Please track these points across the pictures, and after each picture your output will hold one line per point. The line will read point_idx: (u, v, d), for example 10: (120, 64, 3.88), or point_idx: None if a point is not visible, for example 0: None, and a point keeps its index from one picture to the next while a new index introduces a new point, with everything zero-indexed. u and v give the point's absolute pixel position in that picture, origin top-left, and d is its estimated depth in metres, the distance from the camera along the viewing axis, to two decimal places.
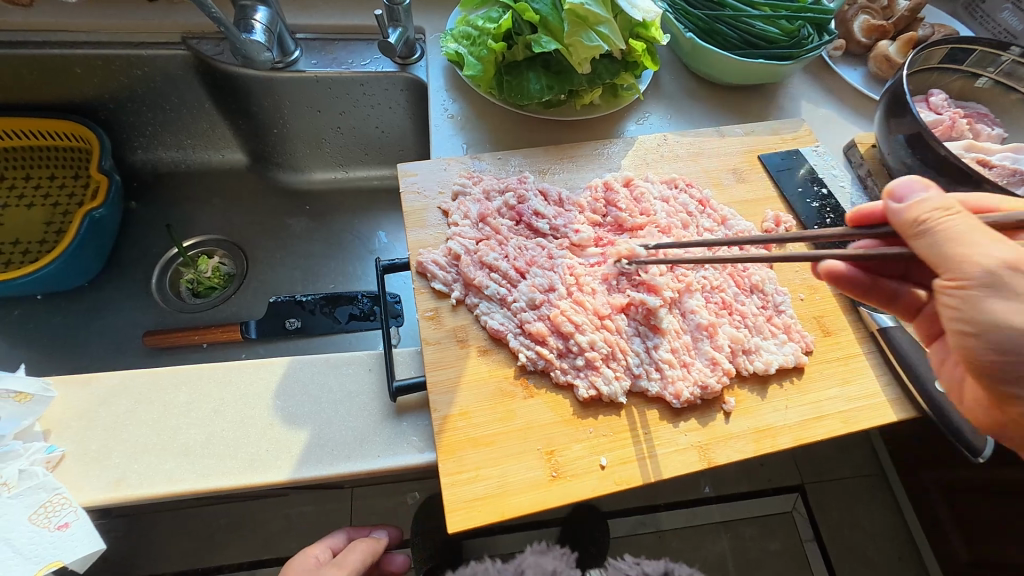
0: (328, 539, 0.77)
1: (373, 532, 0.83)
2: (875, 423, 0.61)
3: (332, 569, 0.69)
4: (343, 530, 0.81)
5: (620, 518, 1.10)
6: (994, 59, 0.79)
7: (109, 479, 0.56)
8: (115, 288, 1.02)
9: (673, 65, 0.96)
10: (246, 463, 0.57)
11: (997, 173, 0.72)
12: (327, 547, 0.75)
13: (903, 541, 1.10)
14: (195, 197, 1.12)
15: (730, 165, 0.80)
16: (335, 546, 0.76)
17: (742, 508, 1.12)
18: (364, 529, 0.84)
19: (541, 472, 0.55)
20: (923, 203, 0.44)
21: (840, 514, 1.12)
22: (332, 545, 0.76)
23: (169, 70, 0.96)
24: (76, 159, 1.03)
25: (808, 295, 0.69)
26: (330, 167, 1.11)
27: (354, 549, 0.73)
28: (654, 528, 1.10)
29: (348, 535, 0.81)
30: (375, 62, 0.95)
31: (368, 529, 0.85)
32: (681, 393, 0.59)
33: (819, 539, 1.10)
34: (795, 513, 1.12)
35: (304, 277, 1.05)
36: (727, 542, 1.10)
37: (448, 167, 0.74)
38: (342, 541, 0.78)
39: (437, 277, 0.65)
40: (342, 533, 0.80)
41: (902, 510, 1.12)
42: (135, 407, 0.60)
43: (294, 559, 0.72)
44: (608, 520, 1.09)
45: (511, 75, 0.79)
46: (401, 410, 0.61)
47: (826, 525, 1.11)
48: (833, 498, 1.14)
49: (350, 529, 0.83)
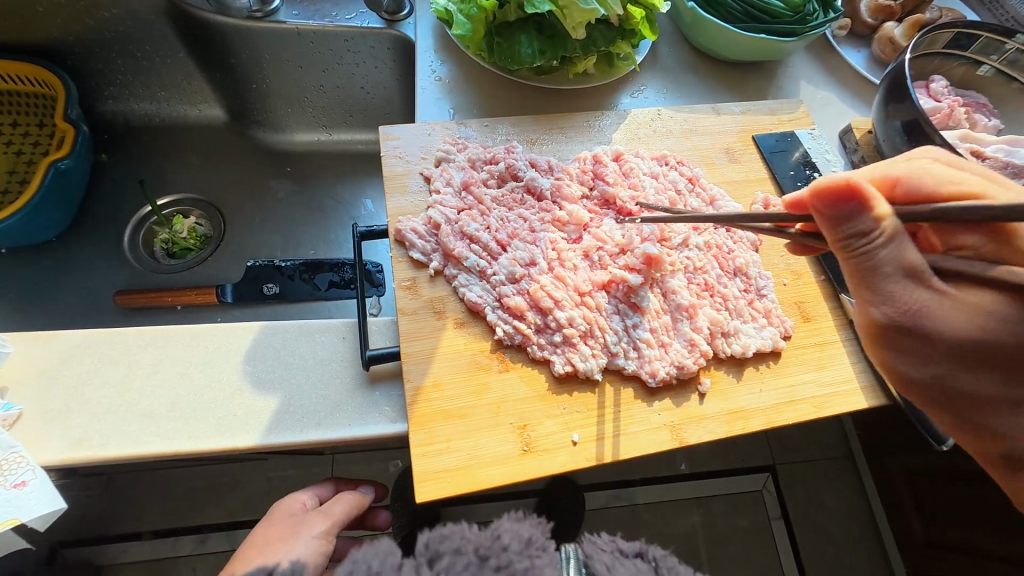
0: (316, 488, 0.77)
1: (360, 486, 0.83)
2: (847, 408, 0.62)
3: (317, 518, 0.69)
4: (330, 481, 0.82)
5: (595, 492, 1.12)
6: (999, 46, 0.77)
7: (69, 439, 0.54)
8: (85, 245, 0.98)
9: (673, 36, 0.92)
10: (214, 427, 0.56)
11: (990, 164, 0.71)
12: (315, 495, 0.75)
13: (863, 521, 1.14)
14: (170, 153, 1.07)
15: (723, 145, 0.78)
16: (321, 495, 0.77)
17: (714, 486, 1.15)
18: (350, 483, 0.83)
19: (512, 446, 0.55)
20: (848, 223, 0.43)
21: (806, 494, 1.16)
22: (318, 494, 0.76)
23: (139, 15, 0.90)
24: (40, 106, 0.97)
25: (791, 280, 0.69)
26: (312, 128, 1.07)
27: (340, 501, 0.73)
28: (628, 501, 1.12)
29: (336, 485, 0.81)
30: (360, 16, 0.89)
31: (355, 483, 0.84)
32: (657, 372, 0.59)
33: (785, 516, 1.14)
34: (763, 492, 1.16)
35: (285, 242, 1.02)
36: (695, 515, 1.13)
37: (431, 131, 0.71)
38: (330, 491, 0.79)
39: (415, 246, 0.63)
40: (330, 483, 0.80)
41: (868, 491, 1.15)
42: (97, 368, 0.58)
43: (291, 494, 0.74)
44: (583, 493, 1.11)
45: (502, 37, 0.75)
46: (374, 380, 0.60)
47: (790, 503, 1.15)
48: (802, 479, 1.17)
49: (338, 481, 0.83)
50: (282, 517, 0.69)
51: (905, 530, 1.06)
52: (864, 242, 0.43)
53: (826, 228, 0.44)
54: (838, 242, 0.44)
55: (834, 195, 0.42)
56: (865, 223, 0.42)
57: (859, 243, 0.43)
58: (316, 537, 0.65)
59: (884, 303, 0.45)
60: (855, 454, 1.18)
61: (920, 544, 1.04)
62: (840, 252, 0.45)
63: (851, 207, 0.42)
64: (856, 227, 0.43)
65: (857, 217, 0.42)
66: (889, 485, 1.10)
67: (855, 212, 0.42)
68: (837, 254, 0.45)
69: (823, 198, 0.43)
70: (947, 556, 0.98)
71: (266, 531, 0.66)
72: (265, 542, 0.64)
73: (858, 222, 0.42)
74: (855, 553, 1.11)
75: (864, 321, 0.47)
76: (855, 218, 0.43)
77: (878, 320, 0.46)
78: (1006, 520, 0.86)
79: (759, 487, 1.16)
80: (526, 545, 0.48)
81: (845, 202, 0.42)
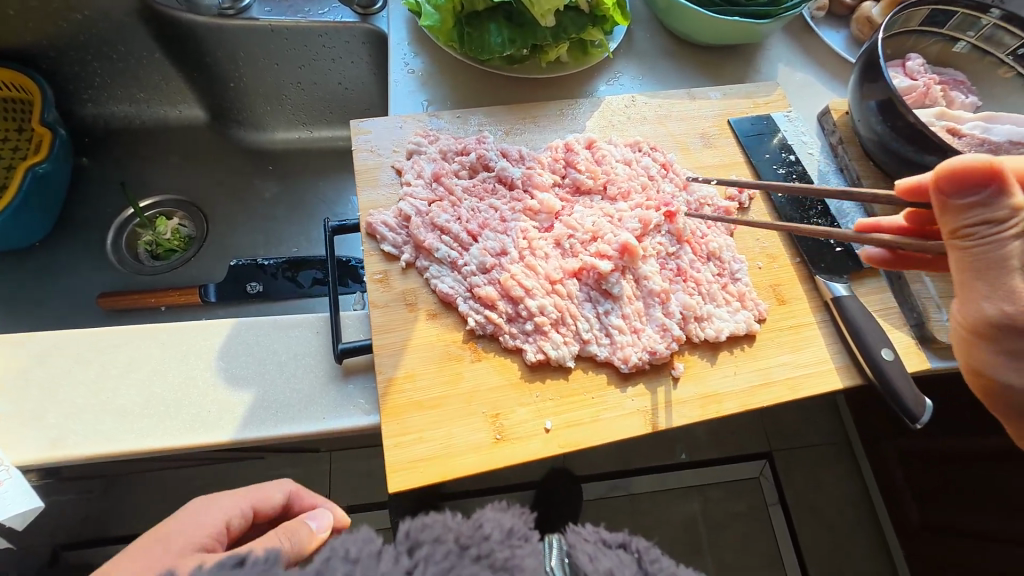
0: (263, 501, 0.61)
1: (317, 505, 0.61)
2: (823, 389, 0.62)
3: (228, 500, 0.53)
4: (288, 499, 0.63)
5: (593, 482, 1.13)
6: (974, 21, 0.76)
7: (44, 440, 0.55)
8: (68, 249, 0.98)
9: (649, 22, 0.92)
10: (188, 424, 0.56)
11: (965, 142, 0.71)
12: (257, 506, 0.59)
13: (861, 504, 1.14)
14: (150, 154, 1.07)
15: (698, 129, 0.78)
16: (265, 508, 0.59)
17: (711, 472, 1.15)
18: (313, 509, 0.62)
19: (484, 435, 0.55)
20: (997, 205, 0.42)
21: (803, 480, 1.16)
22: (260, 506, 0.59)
23: (113, 16, 0.90)
24: (17, 110, 0.97)
25: (766, 263, 0.68)
26: (293, 125, 1.07)
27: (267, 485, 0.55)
28: (625, 492, 1.13)
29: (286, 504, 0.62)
30: (333, 10, 0.89)
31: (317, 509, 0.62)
32: (629, 357, 0.59)
33: (784, 503, 1.14)
34: (761, 479, 1.16)
35: (267, 241, 1.03)
36: (695, 503, 1.13)
37: (403, 124, 0.71)
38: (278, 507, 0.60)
39: (386, 239, 0.63)
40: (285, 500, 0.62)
41: (866, 476, 1.15)
42: (72, 368, 0.59)
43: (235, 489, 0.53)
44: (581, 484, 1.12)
45: (471, 26, 0.75)
46: (347, 373, 0.60)
47: (789, 490, 1.15)
48: (801, 465, 1.17)
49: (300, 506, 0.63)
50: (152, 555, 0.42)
51: (901, 513, 1.07)
52: (993, 229, 0.42)
53: (948, 215, 0.44)
54: (961, 227, 0.44)
55: (967, 177, 0.42)
56: (999, 209, 0.42)
57: (985, 230, 0.43)
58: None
59: (993, 298, 0.44)
60: (851, 439, 1.19)
61: (917, 527, 1.04)
62: (957, 239, 0.44)
63: (985, 193, 0.42)
64: (987, 213, 0.42)
65: (989, 202, 0.42)
66: (884, 468, 1.10)
67: (988, 197, 0.42)
68: (954, 241, 0.44)
69: (950, 183, 0.43)
70: (944, 539, 0.98)
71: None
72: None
73: (998, 206, 0.42)
74: (852, 537, 1.12)
75: (966, 321, 0.46)
76: (987, 204, 0.42)
77: (988, 316, 0.44)
78: (994, 502, 0.86)
79: (757, 474, 1.16)
80: (508, 535, 0.37)
81: (977, 188, 0.42)
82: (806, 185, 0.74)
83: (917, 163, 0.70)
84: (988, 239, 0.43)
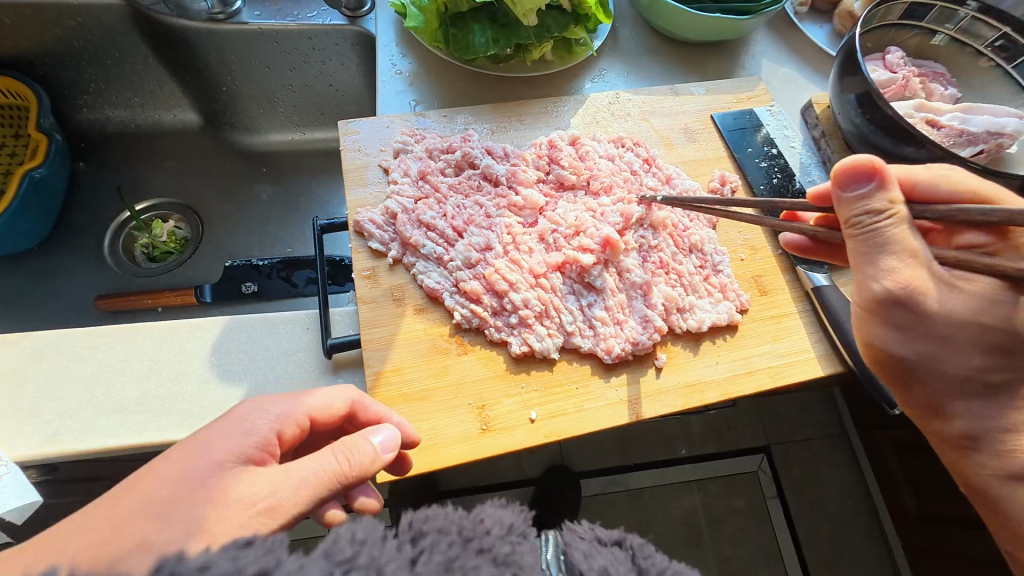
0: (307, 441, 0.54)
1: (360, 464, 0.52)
2: (805, 378, 0.63)
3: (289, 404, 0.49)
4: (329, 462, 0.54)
5: (592, 478, 1.14)
6: (952, 13, 0.78)
7: (42, 436, 0.56)
8: (65, 252, 1.00)
9: (633, 20, 0.93)
10: (183, 418, 0.58)
11: (944, 133, 0.72)
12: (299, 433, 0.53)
13: (861, 496, 1.15)
14: (146, 158, 1.08)
15: (682, 124, 0.79)
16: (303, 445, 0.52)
17: (708, 467, 1.16)
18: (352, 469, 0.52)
19: (470, 425, 0.57)
20: (874, 198, 0.46)
21: (800, 473, 1.17)
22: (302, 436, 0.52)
23: (106, 23, 0.91)
24: (14, 116, 0.98)
25: (748, 255, 0.70)
26: (285, 127, 1.08)
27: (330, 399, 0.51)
28: (624, 487, 1.14)
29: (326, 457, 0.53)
30: (322, 13, 0.90)
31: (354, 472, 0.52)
32: (612, 348, 0.60)
33: (782, 497, 1.15)
34: (760, 472, 1.17)
35: (261, 241, 1.04)
36: (694, 497, 1.14)
37: (390, 124, 0.72)
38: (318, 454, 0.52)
39: (373, 236, 0.65)
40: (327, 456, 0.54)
41: (863, 467, 1.16)
42: (68, 366, 0.60)
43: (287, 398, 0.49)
44: (580, 481, 1.13)
45: (456, 27, 0.76)
46: (337, 368, 0.61)
47: (788, 483, 1.16)
48: (800, 459, 1.18)
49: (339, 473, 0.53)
50: (210, 446, 0.43)
51: (898, 503, 1.08)
52: (872, 219, 0.46)
53: (840, 207, 0.48)
54: (849, 219, 0.47)
55: (856, 173, 0.46)
56: (878, 201, 0.46)
57: (868, 220, 0.46)
58: (240, 516, 0.39)
59: (881, 276, 0.46)
60: (849, 431, 1.20)
61: (914, 517, 1.05)
62: (848, 229, 0.48)
63: (869, 187, 0.46)
64: (869, 204, 0.46)
65: (872, 194, 0.46)
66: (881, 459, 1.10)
67: (871, 190, 0.46)
68: (845, 229, 0.48)
69: (843, 179, 0.47)
70: (941, 528, 0.99)
71: (165, 479, 0.41)
72: (124, 523, 0.38)
73: (875, 199, 0.46)
74: (850, 529, 1.13)
75: (863, 301, 0.49)
76: (869, 196, 0.46)
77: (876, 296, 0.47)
78: None
79: (756, 469, 1.17)
80: (508, 531, 0.34)
81: (863, 183, 0.46)
82: (788, 178, 0.75)
83: (896, 155, 0.71)
84: (871, 228, 0.46)
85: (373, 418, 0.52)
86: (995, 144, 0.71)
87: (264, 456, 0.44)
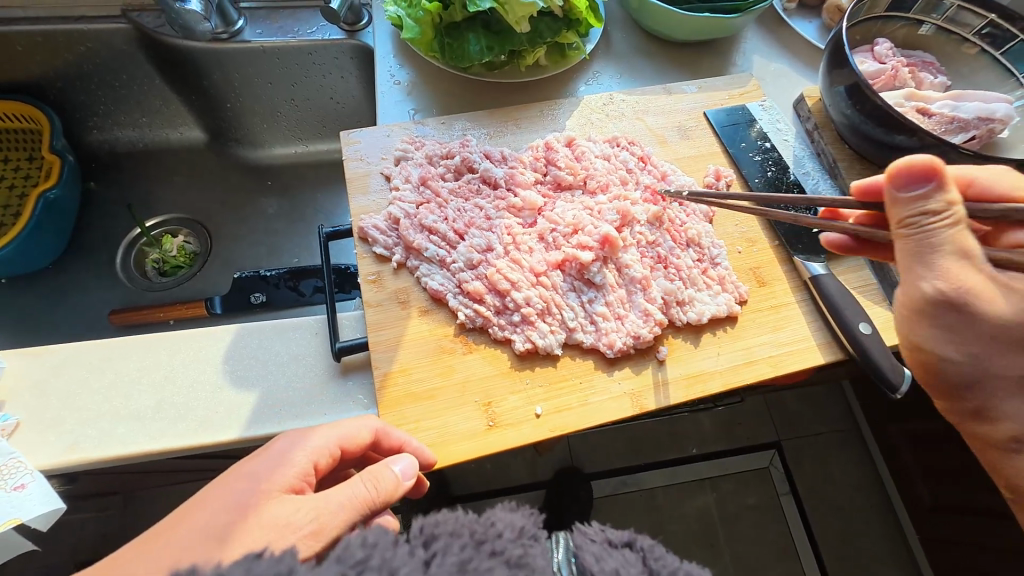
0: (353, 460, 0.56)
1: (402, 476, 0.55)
2: (805, 365, 0.63)
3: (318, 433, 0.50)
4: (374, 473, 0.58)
5: (604, 478, 1.14)
6: (937, 4, 0.79)
7: (63, 445, 0.58)
8: (80, 269, 1.02)
9: (624, 22, 0.95)
10: (198, 424, 0.59)
11: (936, 120, 0.73)
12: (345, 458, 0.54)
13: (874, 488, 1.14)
14: (154, 176, 1.11)
15: (675, 122, 0.81)
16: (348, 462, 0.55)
17: (722, 463, 1.17)
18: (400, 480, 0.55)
19: (478, 422, 0.58)
20: (933, 200, 0.47)
21: (811, 467, 1.17)
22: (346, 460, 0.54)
23: (112, 45, 0.95)
24: (28, 140, 1.02)
25: (746, 248, 0.71)
26: (289, 141, 1.11)
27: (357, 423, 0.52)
28: (636, 487, 1.14)
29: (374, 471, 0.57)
30: (322, 29, 0.94)
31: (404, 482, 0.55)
32: (614, 343, 0.62)
33: (794, 491, 1.14)
34: (771, 467, 1.17)
35: (268, 252, 1.07)
36: (706, 494, 1.14)
37: (390, 133, 0.74)
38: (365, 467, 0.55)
39: (378, 241, 0.67)
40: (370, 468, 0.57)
41: (875, 458, 1.16)
42: (87, 377, 0.62)
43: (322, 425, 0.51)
44: (592, 481, 1.14)
45: (450, 37, 0.78)
46: (347, 370, 0.63)
47: (799, 478, 1.16)
48: (810, 452, 1.18)
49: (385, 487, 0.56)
50: (252, 479, 0.45)
51: (912, 495, 1.07)
52: (930, 220, 0.47)
53: (895, 207, 0.49)
54: (903, 220, 0.48)
55: (914, 173, 0.47)
56: (935, 202, 0.47)
57: (923, 221, 0.47)
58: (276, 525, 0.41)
59: (932, 277, 0.48)
60: (859, 423, 1.19)
61: (928, 507, 1.03)
62: (900, 229, 0.49)
63: (927, 188, 0.47)
64: (925, 206, 0.47)
65: (931, 196, 0.47)
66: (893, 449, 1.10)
67: (930, 192, 0.47)
68: (898, 231, 0.49)
69: (900, 178, 0.48)
70: (953, 518, 0.98)
71: (210, 512, 0.43)
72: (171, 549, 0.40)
73: (933, 201, 0.47)
74: (863, 521, 1.12)
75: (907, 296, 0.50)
76: (927, 198, 0.47)
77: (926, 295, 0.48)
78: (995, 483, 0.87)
79: (767, 464, 1.17)
80: (519, 534, 0.35)
81: (919, 184, 0.47)
82: (782, 171, 0.76)
83: (888, 144, 0.72)
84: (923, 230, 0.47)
85: (395, 445, 0.53)
86: (986, 129, 0.72)
87: (301, 487, 0.46)
